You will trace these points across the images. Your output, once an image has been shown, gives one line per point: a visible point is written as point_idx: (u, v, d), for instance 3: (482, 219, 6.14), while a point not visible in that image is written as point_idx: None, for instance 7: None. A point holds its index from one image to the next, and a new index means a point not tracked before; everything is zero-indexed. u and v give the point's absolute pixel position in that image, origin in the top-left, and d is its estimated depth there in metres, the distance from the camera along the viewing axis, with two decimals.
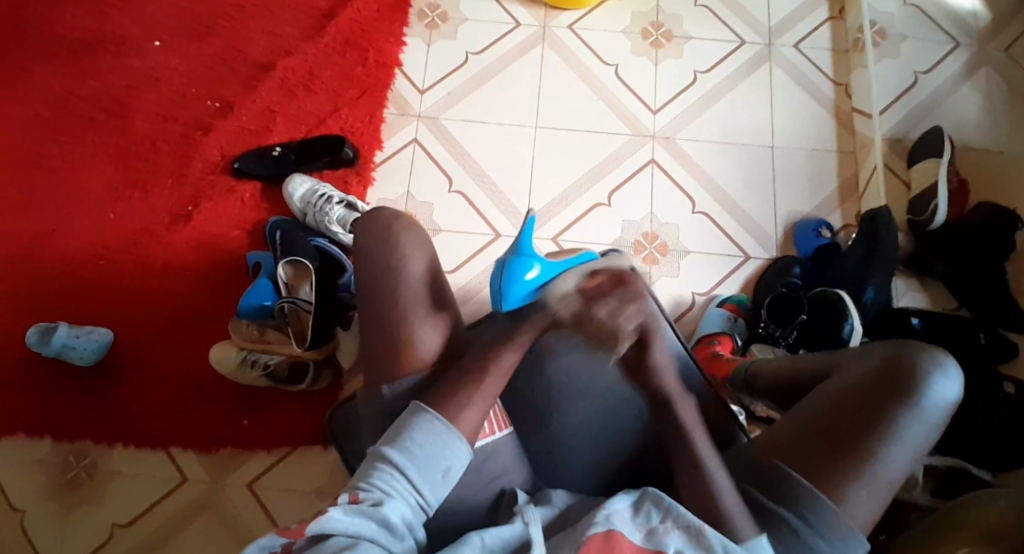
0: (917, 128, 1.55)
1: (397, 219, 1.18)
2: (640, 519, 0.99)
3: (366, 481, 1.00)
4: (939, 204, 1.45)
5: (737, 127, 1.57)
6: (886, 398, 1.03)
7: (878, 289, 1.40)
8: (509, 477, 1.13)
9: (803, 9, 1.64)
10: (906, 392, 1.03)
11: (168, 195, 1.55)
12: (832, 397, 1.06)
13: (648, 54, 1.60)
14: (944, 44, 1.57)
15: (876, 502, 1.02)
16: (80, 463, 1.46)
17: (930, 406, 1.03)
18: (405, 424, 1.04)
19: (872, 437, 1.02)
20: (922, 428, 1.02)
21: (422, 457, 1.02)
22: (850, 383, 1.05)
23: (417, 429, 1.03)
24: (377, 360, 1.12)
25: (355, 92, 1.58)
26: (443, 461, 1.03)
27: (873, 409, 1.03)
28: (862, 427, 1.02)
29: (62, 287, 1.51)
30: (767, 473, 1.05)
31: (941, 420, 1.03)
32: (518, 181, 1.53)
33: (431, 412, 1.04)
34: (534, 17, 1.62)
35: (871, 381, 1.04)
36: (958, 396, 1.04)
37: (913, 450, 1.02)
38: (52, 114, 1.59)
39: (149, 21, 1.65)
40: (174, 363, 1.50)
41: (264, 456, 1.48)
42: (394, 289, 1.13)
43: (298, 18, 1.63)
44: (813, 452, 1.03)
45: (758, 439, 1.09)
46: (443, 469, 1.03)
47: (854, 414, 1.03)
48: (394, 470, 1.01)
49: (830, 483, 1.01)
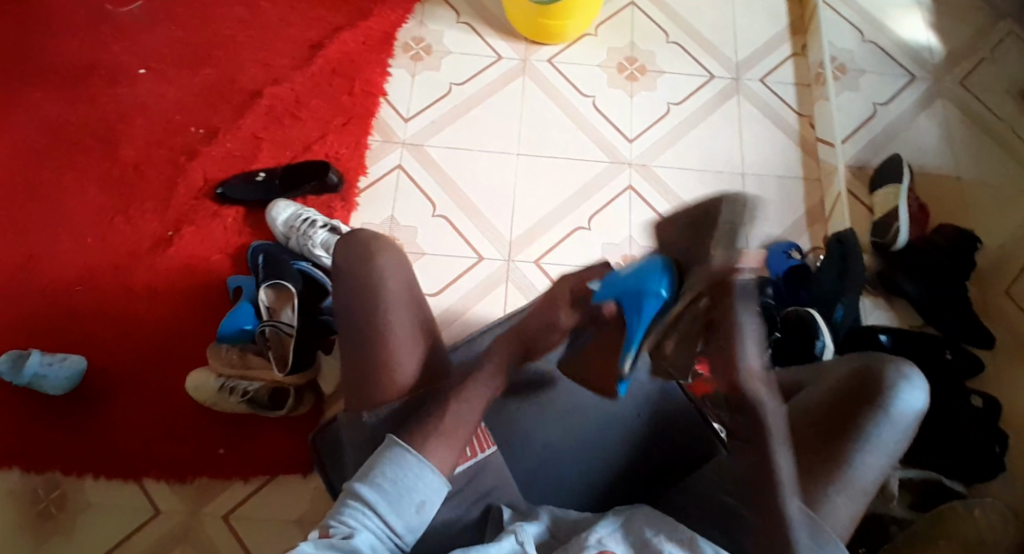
0: (877, 156, 1.63)
1: (378, 239, 1.18)
2: (632, 537, 0.99)
3: (337, 518, 0.98)
4: (901, 226, 1.51)
5: (709, 154, 1.63)
6: (858, 406, 1.09)
7: (847, 308, 1.46)
8: (494, 495, 1.11)
9: (768, 45, 1.74)
10: (875, 401, 1.09)
11: (149, 219, 1.55)
12: (806, 409, 1.12)
13: (625, 87, 1.67)
14: (901, 77, 1.70)
15: (853, 508, 1.06)
16: (50, 494, 1.41)
17: (900, 413, 1.09)
18: (379, 459, 1.02)
19: (847, 443, 1.07)
20: (893, 434, 1.08)
21: (394, 491, 1.00)
22: (823, 396, 1.12)
23: (389, 464, 1.01)
24: (361, 384, 1.11)
25: (340, 120, 1.61)
26: (417, 494, 1.00)
27: (845, 417, 1.09)
28: (836, 434, 1.08)
29: (37, 312, 1.48)
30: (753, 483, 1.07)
31: (910, 428, 1.09)
32: (501, 206, 1.56)
33: (404, 447, 1.02)
34: (516, 51, 1.69)
35: (843, 393, 1.11)
36: (925, 405, 1.11)
37: (886, 457, 1.08)
38: (32, 139, 1.59)
39: (135, 50, 1.67)
40: (152, 388, 1.47)
41: (243, 486, 1.44)
42: (380, 307, 1.12)
43: (287, 48, 1.67)
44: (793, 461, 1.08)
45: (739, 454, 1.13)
46: (418, 503, 1.00)
47: (828, 424, 1.09)
48: (366, 507, 0.99)
49: (811, 490, 1.05)
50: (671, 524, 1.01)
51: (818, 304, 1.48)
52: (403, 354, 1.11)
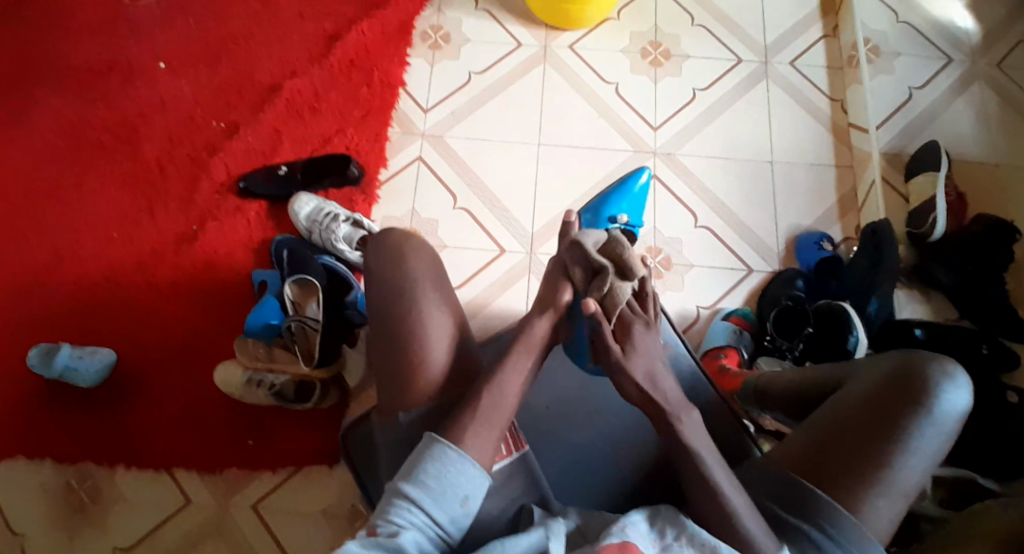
0: (913, 143, 1.58)
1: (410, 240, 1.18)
2: (654, 533, 0.97)
3: (384, 516, 0.98)
4: (938, 216, 1.46)
5: (737, 143, 1.59)
6: (899, 405, 1.06)
7: (882, 301, 1.41)
8: (522, 498, 1.09)
9: (797, 28, 1.68)
10: (917, 400, 1.06)
11: (174, 215, 1.56)
12: (843, 407, 1.09)
13: (648, 73, 1.63)
14: (937, 59, 1.63)
15: (894, 512, 1.04)
16: (83, 486, 1.44)
17: (943, 414, 1.06)
18: (419, 456, 1.02)
19: (888, 445, 1.04)
20: (936, 436, 1.05)
21: (438, 487, 1.00)
22: (864, 393, 1.09)
23: (432, 461, 1.01)
24: (396, 386, 1.11)
25: (360, 112, 1.60)
26: (460, 490, 1.00)
27: (885, 417, 1.06)
28: (876, 434, 1.05)
29: (66, 307, 1.51)
30: (788, 485, 1.06)
31: (954, 428, 1.06)
32: (523, 199, 1.54)
33: (444, 443, 1.02)
34: (536, 38, 1.66)
35: (885, 390, 1.08)
36: (970, 404, 1.08)
37: (929, 456, 1.05)
38: (57, 136, 1.60)
39: (155, 45, 1.67)
40: (179, 383, 1.49)
41: (270, 477, 1.45)
42: (410, 305, 1.12)
43: (305, 40, 1.66)
44: (832, 462, 1.06)
45: (774, 454, 1.10)
46: (461, 498, 1.00)
47: (868, 423, 1.06)
48: (411, 505, 0.99)
49: (849, 492, 1.03)
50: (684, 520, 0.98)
51: (852, 297, 1.45)
52: (438, 352, 1.11)
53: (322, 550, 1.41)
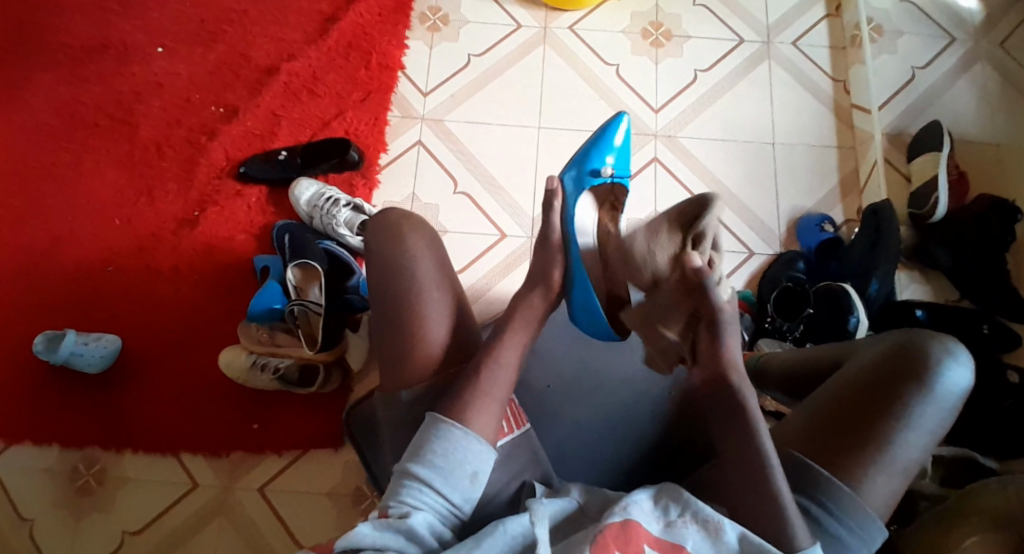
0: (915, 122, 1.57)
1: (402, 218, 1.17)
2: (658, 511, 0.97)
3: (395, 498, 0.99)
4: (940, 196, 1.45)
5: (738, 124, 1.59)
6: (900, 383, 1.06)
7: (882, 281, 1.40)
8: (526, 474, 1.07)
9: (799, 7, 1.67)
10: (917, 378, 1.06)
11: (175, 200, 1.56)
12: (843, 387, 1.09)
13: (648, 53, 1.62)
14: (940, 38, 1.61)
15: (893, 488, 1.04)
16: (90, 470, 1.45)
17: (942, 392, 1.06)
18: (425, 436, 1.02)
19: (888, 423, 1.05)
20: (936, 413, 1.06)
21: (446, 465, 1.00)
22: (865, 372, 1.09)
23: (437, 441, 1.01)
24: (394, 365, 1.10)
25: (359, 95, 1.59)
26: (468, 466, 1.01)
27: (886, 396, 1.06)
28: (876, 412, 1.05)
29: (69, 292, 1.51)
30: (788, 463, 1.07)
31: (955, 406, 1.07)
32: (523, 182, 1.54)
33: (448, 422, 1.01)
34: (535, 19, 1.64)
35: (885, 368, 1.08)
36: (971, 382, 1.08)
37: (929, 434, 1.05)
38: (57, 121, 1.60)
39: (151, 28, 1.66)
40: (182, 367, 1.49)
41: (276, 459, 1.47)
42: (410, 284, 1.11)
43: (301, 22, 1.64)
44: (831, 440, 1.06)
45: (773, 435, 1.11)
46: (470, 474, 1.01)
47: (869, 401, 1.06)
48: (422, 485, 1.00)
49: (848, 469, 1.04)
50: (694, 499, 0.97)
51: (852, 278, 1.44)
52: (436, 331, 1.10)
53: (329, 530, 1.43)
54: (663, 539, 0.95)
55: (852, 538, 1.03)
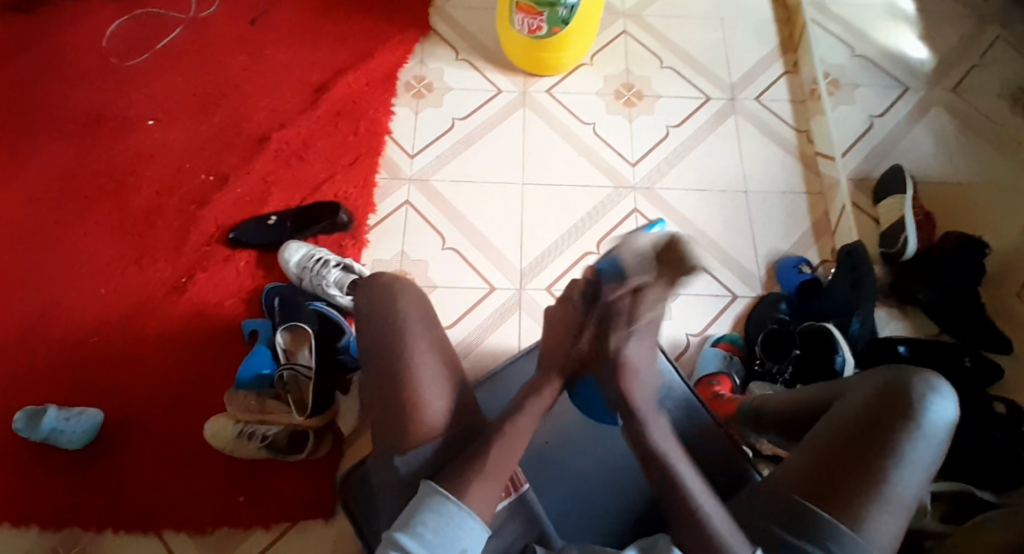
0: (878, 168, 1.66)
1: (402, 285, 1.19)
2: None
3: None
4: (909, 236, 1.52)
5: (710, 175, 1.65)
6: (890, 422, 1.08)
7: (864, 319, 1.45)
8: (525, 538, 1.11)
9: (760, 66, 1.77)
10: (905, 416, 1.09)
11: (159, 268, 1.55)
12: (835, 428, 1.10)
13: (623, 112, 1.70)
14: (895, 87, 1.71)
15: (895, 527, 1.05)
16: (68, 551, 1.38)
17: (932, 427, 1.08)
18: (418, 506, 1.02)
19: (884, 462, 1.06)
20: (928, 449, 1.07)
21: (435, 538, 1.00)
22: (856, 414, 1.10)
23: (430, 513, 1.01)
24: (393, 427, 1.10)
25: (348, 159, 1.63)
26: (457, 544, 1.00)
27: (878, 435, 1.08)
28: (871, 451, 1.07)
29: (48, 366, 1.47)
30: (790, 508, 1.06)
31: (943, 441, 1.09)
32: (509, 235, 1.57)
33: (442, 496, 1.02)
34: (515, 84, 1.72)
35: (875, 409, 1.10)
36: (955, 416, 1.10)
37: (923, 471, 1.07)
38: (39, 194, 1.59)
39: (142, 101, 1.68)
40: (172, 436, 1.45)
41: (263, 534, 1.41)
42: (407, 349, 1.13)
43: (290, 94, 1.69)
44: (830, 482, 1.06)
45: (770, 480, 1.11)
46: (459, 551, 1.00)
47: (863, 442, 1.08)
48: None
49: (851, 511, 1.04)
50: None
51: (835, 318, 1.48)
52: (432, 394, 1.11)
53: None
54: None
55: None
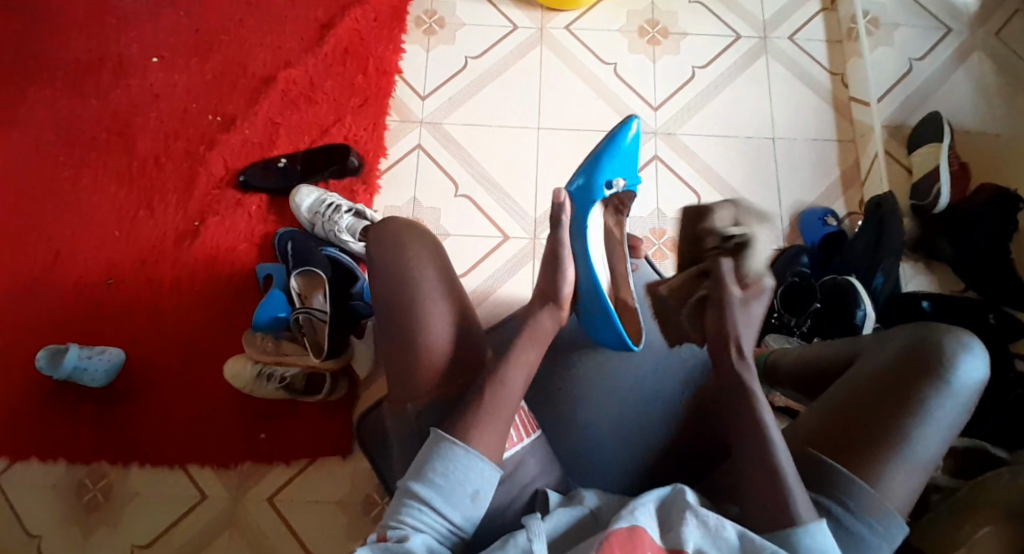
0: (914, 115, 1.58)
1: (400, 225, 1.16)
2: (661, 518, 0.96)
3: (396, 518, 0.99)
4: (942, 188, 1.46)
5: (736, 121, 1.59)
6: (916, 379, 1.05)
7: (887, 274, 1.40)
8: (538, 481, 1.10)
9: (794, 2, 1.67)
10: (932, 373, 1.05)
11: (175, 211, 1.56)
12: (860, 384, 1.08)
13: (645, 52, 1.63)
14: (936, 30, 1.62)
15: (914, 484, 1.03)
16: (97, 485, 1.44)
17: (961, 386, 1.05)
18: (428, 455, 1.01)
19: (905, 420, 1.03)
20: (952, 407, 1.04)
21: (447, 484, 1.00)
22: (881, 369, 1.07)
23: (439, 459, 1.01)
24: (404, 376, 1.10)
25: (357, 101, 1.59)
26: (470, 485, 1.00)
27: (901, 392, 1.05)
28: (893, 408, 1.04)
29: (71, 307, 1.50)
30: (807, 463, 1.06)
31: (970, 399, 1.05)
32: (523, 183, 1.54)
33: (450, 440, 1.01)
34: (531, 20, 1.65)
35: (902, 365, 1.06)
36: (985, 375, 1.07)
37: (946, 429, 1.04)
38: (54, 136, 1.59)
39: (147, 40, 1.66)
40: (187, 379, 1.49)
41: (283, 470, 1.46)
42: (417, 296, 1.10)
43: (298, 30, 1.64)
44: (849, 438, 1.05)
45: (791, 435, 1.10)
46: (472, 494, 1.00)
47: (886, 399, 1.05)
48: (422, 505, 0.99)
49: (868, 467, 1.02)
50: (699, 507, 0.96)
51: (857, 271, 1.44)
52: (443, 340, 1.09)
53: (339, 539, 1.42)
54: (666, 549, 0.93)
55: (876, 537, 1.01)
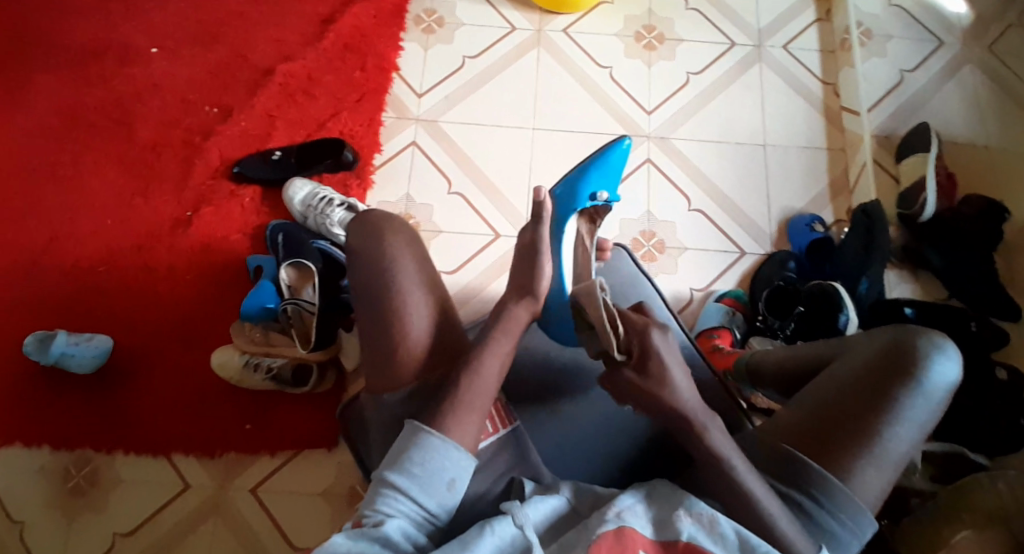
0: (905, 125, 1.60)
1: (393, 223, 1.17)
2: (652, 513, 0.98)
3: (370, 506, 0.98)
4: (928, 197, 1.47)
5: (730, 126, 1.61)
6: (891, 378, 1.06)
7: (873, 280, 1.41)
8: (514, 472, 1.12)
9: (791, 12, 1.70)
10: (906, 373, 1.06)
11: (169, 199, 1.56)
12: (836, 381, 1.08)
13: (642, 56, 1.65)
14: (929, 42, 1.64)
15: (884, 480, 1.04)
16: (81, 471, 1.44)
17: (933, 387, 1.06)
18: (403, 444, 1.01)
19: (878, 417, 1.04)
20: (925, 407, 1.05)
21: (423, 473, 1.00)
22: (856, 367, 1.08)
23: (415, 449, 1.00)
24: (382, 361, 1.10)
25: (355, 96, 1.60)
26: (445, 474, 1.00)
27: (876, 391, 1.05)
28: (867, 406, 1.05)
29: (60, 292, 1.50)
30: (780, 457, 1.06)
31: (943, 400, 1.06)
32: (516, 182, 1.55)
33: (427, 431, 1.01)
34: (530, 22, 1.66)
35: (876, 364, 1.07)
36: (959, 376, 1.07)
37: (919, 428, 1.05)
38: (49, 121, 1.60)
39: (146, 29, 1.66)
40: (176, 367, 1.49)
41: (268, 461, 1.46)
42: (392, 284, 1.11)
43: (297, 24, 1.65)
44: (822, 433, 1.06)
45: (764, 427, 1.10)
46: (448, 482, 1.00)
47: (860, 396, 1.06)
48: (398, 493, 0.99)
49: (840, 462, 1.03)
50: (683, 495, 0.99)
51: (844, 277, 1.46)
52: (417, 325, 1.10)
53: (323, 532, 1.42)
54: (659, 543, 0.95)
55: (843, 531, 1.03)
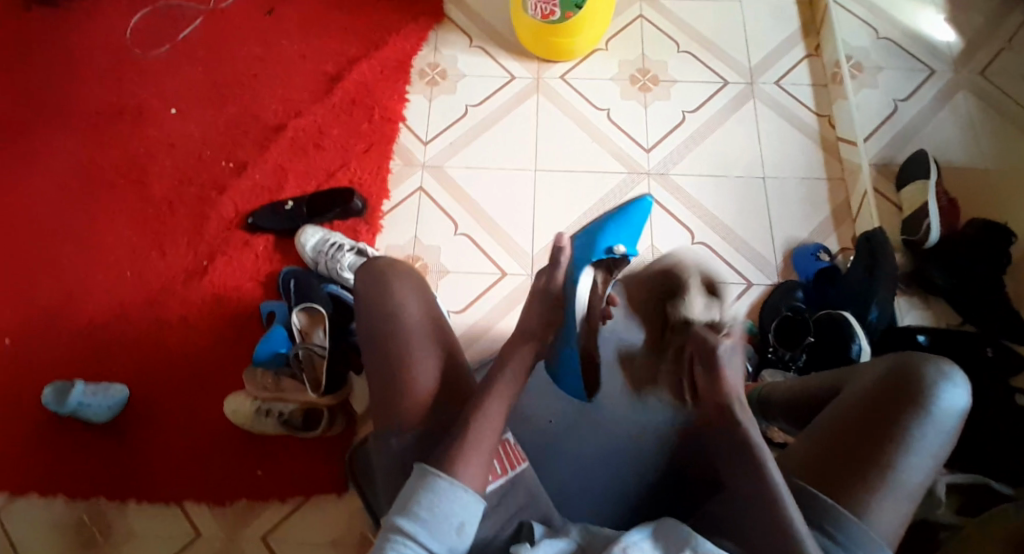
0: (902, 152, 1.62)
1: (399, 268, 1.18)
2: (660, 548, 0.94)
3: None
4: (931, 222, 1.47)
5: (728, 160, 1.64)
6: (899, 406, 1.04)
7: (882, 309, 1.40)
8: (524, 514, 1.08)
9: (780, 49, 1.75)
10: (914, 400, 1.04)
11: (184, 253, 1.61)
12: (844, 413, 1.06)
13: (638, 98, 1.70)
14: (920, 71, 1.68)
15: (900, 513, 1.00)
16: (94, 522, 1.44)
17: (942, 413, 1.03)
18: (412, 489, 0.99)
19: (888, 446, 1.02)
20: (936, 434, 1.03)
21: (432, 517, 0.97)
22: (860, 398, 1.06)
23: (423, 493, 0.98)
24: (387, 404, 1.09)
25: (362, 147, 1.67)
26: (454, 518, 0.97)
27: (885, 420, 1.03)
28: (877, 434, 1.03)
29: (78, 345, 1.54)
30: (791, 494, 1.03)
31: (954, 428, 1.04)
32: (520, 223, 1.58)
33: (436, 474, 0.99)
34: (529, 70, 1.73)
35: (882, 393, 1.05)
36: (968, 403, 1.05)
37: (932, 457, 1.02)
38: (71, 182, 1.67)
39: (164, 93, 1.75)
40: (188, 414, 1.50)
41: (278, 508, 1.45)
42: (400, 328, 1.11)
43: (307, 83, 1.74)
44: (833, 466, 1.03)
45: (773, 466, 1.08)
46: (457, 526, 0.97)
47: (869, 426, 1.04)
48: (406, 539, 0.96)
49: (852, 495, 1.00)
50: (691, 537, 0.94)
51: (852, 304, 1.43)
52: (423, 371, 1.09)
53: None
54: None
55: None
